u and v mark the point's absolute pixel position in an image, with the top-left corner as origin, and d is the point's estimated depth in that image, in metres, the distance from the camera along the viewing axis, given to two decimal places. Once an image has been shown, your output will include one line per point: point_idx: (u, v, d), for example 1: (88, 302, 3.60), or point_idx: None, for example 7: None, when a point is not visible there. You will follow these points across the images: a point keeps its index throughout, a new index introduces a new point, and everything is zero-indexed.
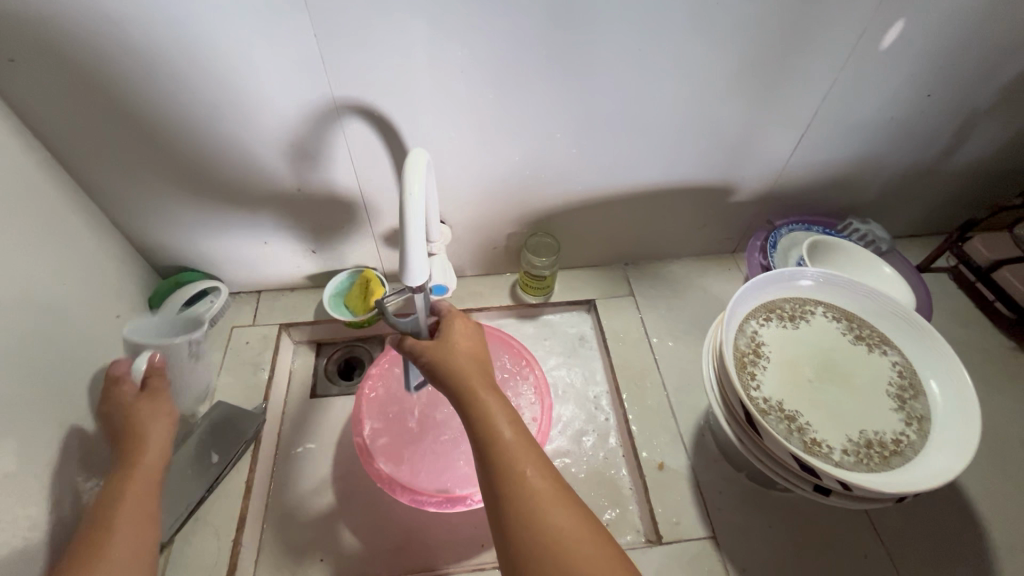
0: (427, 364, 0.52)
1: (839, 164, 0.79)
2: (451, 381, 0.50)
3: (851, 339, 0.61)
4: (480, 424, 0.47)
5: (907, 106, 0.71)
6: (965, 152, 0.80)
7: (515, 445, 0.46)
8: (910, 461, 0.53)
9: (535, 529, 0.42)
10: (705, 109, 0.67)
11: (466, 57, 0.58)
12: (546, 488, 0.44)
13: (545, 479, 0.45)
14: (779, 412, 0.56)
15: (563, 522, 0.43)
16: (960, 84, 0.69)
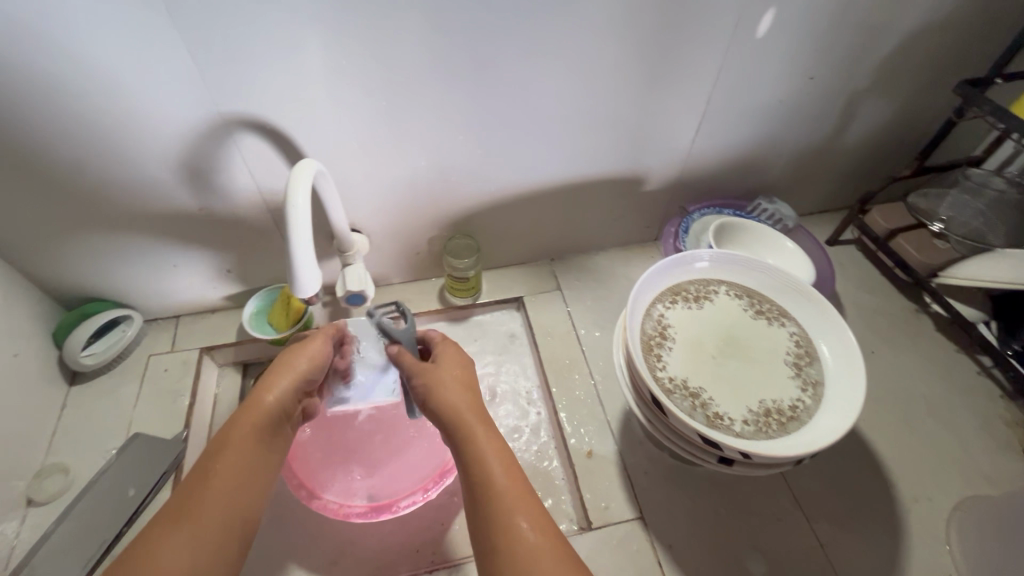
0: (421, 388, 0.55)
1: (740, 148, 0.83)
2: (443, 409, 0.53)
3: (751, 314, 0.64)
4: (472, 462, 0.48)
5: (793, 89, 0.75)
6: (854, 130, 0.85)
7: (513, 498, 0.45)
8: (805, 425, 0.55)
9: None
10: (602, 104, 0.69)
11: (353, 65, 0.58)
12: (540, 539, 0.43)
13: (539, 531, 0.43)
14: (684, 390, 0.58)
15: None
16: (839, 66, 0.74)
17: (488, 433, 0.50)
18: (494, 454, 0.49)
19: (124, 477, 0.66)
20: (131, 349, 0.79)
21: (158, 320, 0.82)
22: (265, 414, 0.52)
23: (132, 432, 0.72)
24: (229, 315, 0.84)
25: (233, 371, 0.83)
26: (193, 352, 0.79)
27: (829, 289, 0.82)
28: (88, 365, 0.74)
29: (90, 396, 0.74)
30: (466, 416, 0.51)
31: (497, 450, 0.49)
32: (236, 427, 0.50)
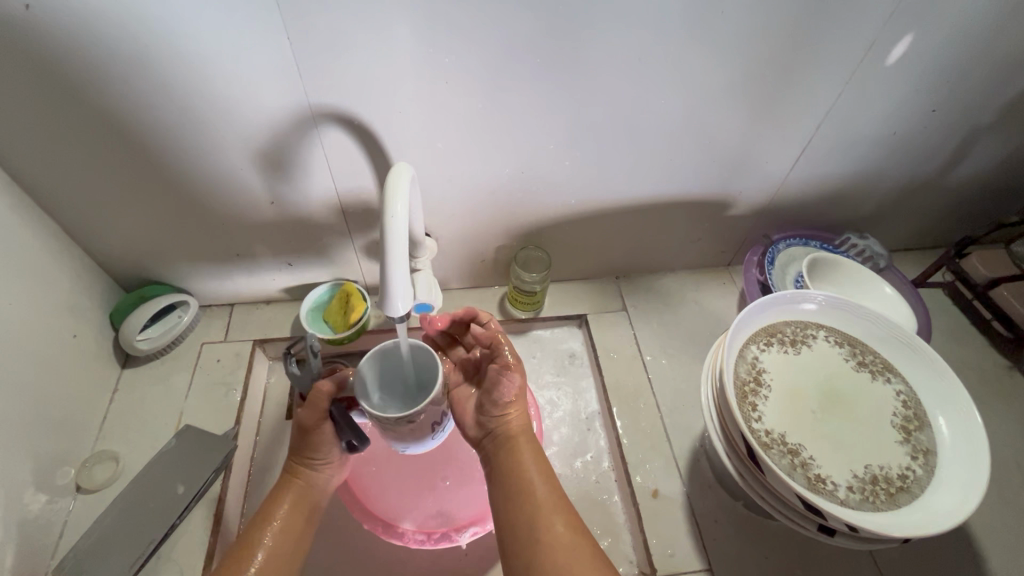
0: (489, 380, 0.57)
1: (839, 179, 0.77)
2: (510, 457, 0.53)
3: (853, 366, 0.59)
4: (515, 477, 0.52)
5: (911, 121, 0.69)
6: (965, 168, 0.78)
7: (547, 500, 0.50)
8: (917, 498, 0.50)
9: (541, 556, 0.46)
10: (705, 121, 0.64)
11: (452, 65, 0.54)
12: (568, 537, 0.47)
13: (568, 527, 0.47)
14: (781, 446, 0.53)
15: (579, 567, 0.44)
16: (967, 99, 0.67)
17: (540, 464, 0.53)
18: (534, 466, 0.52)
19: (173, 472, 0.64)
20: (185, 336, 0.77)
21: (213, 307, 0.80)
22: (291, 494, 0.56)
23: (182, 424, 0.69)
24: (284, 307, 0.81)
25: (284, 366, 0.81)
26: (246, 344, 0.77)
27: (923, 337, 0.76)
28: (144, 350, 0.72)
29: (143, 381, 0.73)
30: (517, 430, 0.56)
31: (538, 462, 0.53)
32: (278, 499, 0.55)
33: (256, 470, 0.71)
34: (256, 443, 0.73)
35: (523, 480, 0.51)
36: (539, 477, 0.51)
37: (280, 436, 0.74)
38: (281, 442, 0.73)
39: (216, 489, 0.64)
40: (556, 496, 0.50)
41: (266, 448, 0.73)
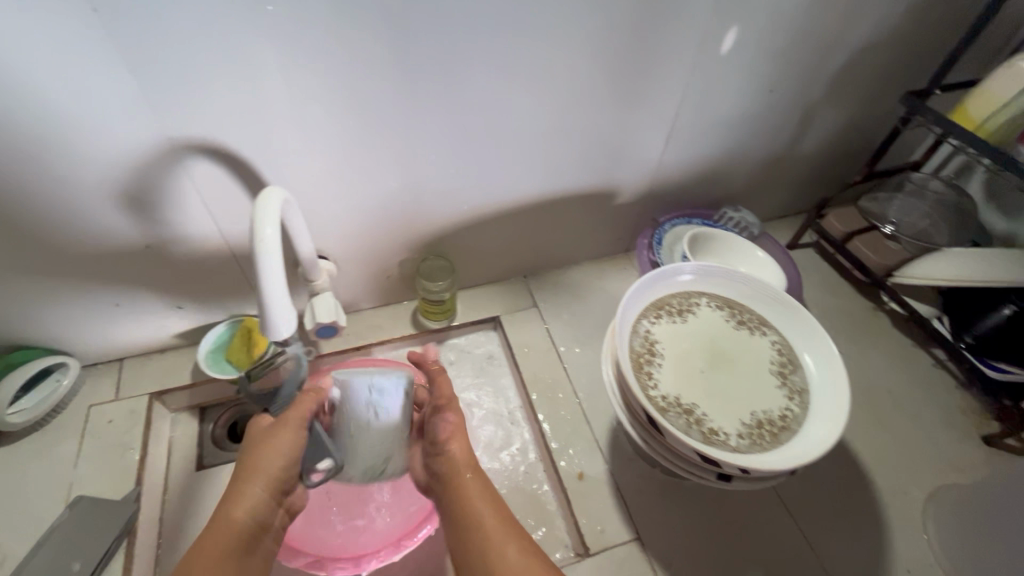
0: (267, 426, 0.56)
1: (707, 159, 0.84)
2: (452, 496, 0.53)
3: (734, 325, 0.64)
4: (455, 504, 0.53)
5: (754, 101, 0.77)
6: (810, 139, 0.88)
7: (474, 494, 0.52)
8: (796, 433, 0.56)
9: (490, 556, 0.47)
10: (574, 118, 0.69)
11: (317, 86, 0.54)
12: (498, 530, 0.49)
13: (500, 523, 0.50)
14: (677, 408, 0.57)
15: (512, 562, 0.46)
16: (796, 78, 0.76)
17: (476, 479, 0.54)
18: (482, 501, 0.52)
19: (67, 548, 0.59)
20: (68, 400, 0.70)
21: (99, 365, 0.74)
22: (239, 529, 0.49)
23: (74, 496, 0.64)
24: (181, 354, 0.77)
25: (189, 416, 0.76)
26: (142, 399, 0.72)
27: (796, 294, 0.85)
28: (18, 423, 0.65)
29: (21, 459, 0.66)
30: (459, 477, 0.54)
31: (490, 502, 0.52)
32: (205, 546, 0.46)
33: (168, 530, 0.66)
34: (164, 503, 0.68)
35: (469, 510, 0.51)
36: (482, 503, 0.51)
37: (192, 488, 0.70)
38: (193, 495, 0.69)
39: (121, 558, 0.60)
40: (497, 510, 0.51)
41: (178, 505, 0.68)
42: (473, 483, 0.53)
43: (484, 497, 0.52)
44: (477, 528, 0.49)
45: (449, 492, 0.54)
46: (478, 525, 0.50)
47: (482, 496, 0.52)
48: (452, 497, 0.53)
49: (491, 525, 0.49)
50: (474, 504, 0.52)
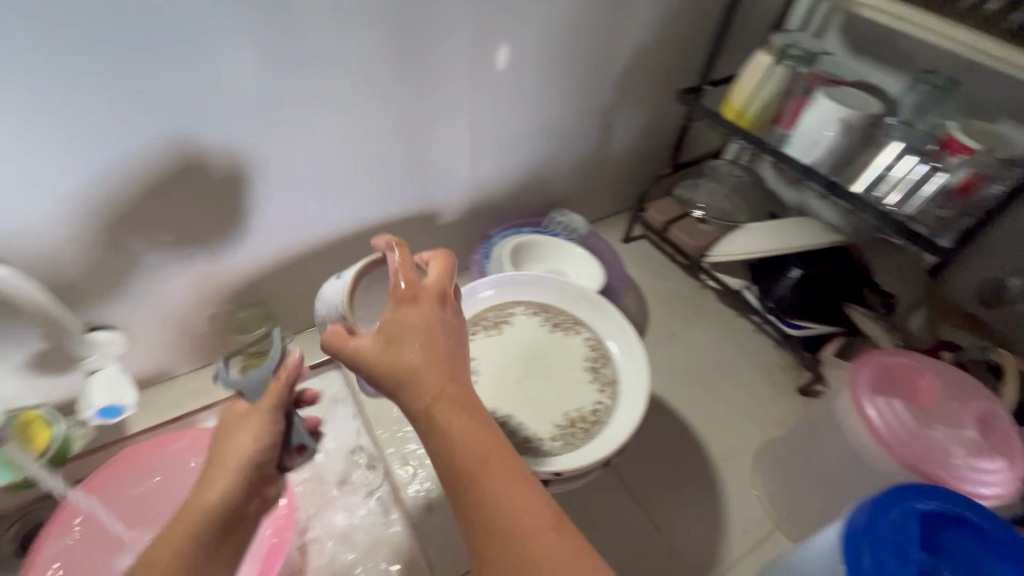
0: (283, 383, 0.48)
1: (522, 170, 0.87)
2: (440, 458, 0.40)
3: (549, 328, 0.66)
4: (443, 453, 0.39)
5: (549, 111, 0.81)
6: (617, 140, 0.94)
7: (458, 427, 0.40)
8: (608, 424, 0.58)
9: (489, 519, 0.38)
10: (365, 146, 0.67)
11: (29, 147, 0.47)
12: (500, 475, 0.39)
13: (529, 498, 0.38)
14: (492, 422, 0.57)
15: (525, 507, 0.38)
16: (582, 86, 0.81)
17: (483, 436, 0.40)
18: (460, 433, 0.40)
19: None
20: None
21: None
22: (197, 518, 0.44)
23: None
24: None
25: None
26: None
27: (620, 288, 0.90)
28: None
29: None
30: (434, 392, 0.41)
31: (498, 451, 0.40)
32: (172, 534, 0.43)
33: None
34: None
35: (485, 491, 0.38)
36: (461, 436, 0.40)
37: None
38: None
39: None
40: (479, 454, 0.39)
41: None
42: (440, 406, 0.40)
43: (486, 442, 0.40)
44: (459, 476, 0.39)
45: (431, 428, 0.40)
46: (471, 479, 0.39)
47: (485, 437, 0.40)
48: (437, 439, 0.40)
49: (493, 486, 0.39)
50: (486, 469, 0.39)
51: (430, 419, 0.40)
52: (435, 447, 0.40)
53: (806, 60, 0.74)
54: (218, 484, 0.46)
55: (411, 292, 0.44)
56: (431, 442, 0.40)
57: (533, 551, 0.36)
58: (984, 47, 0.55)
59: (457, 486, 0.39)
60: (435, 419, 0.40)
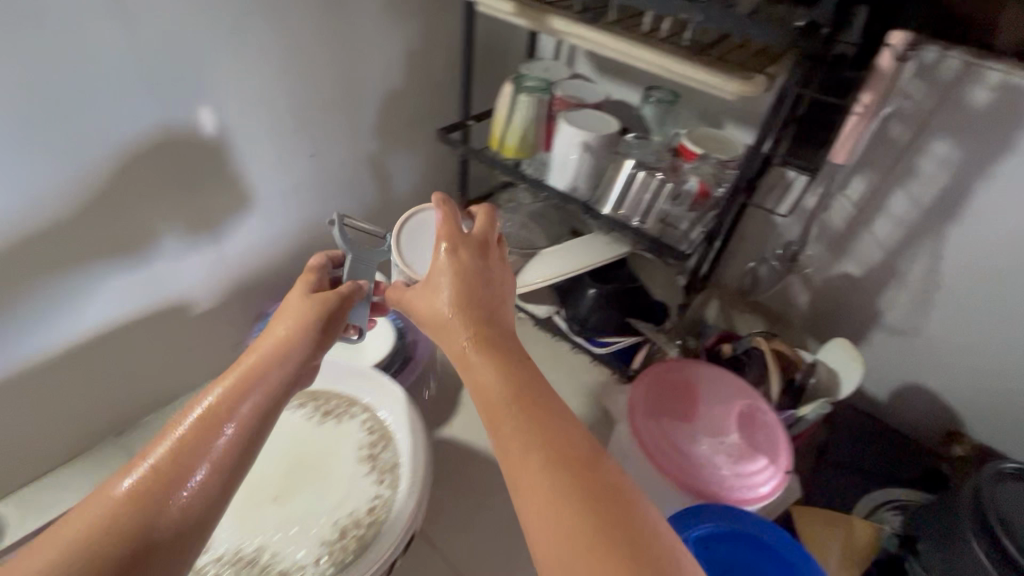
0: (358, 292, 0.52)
1: (290, 235, 0.78)
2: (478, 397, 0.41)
3: (320, 419, 0.62)
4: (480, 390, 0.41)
5: (300, 167, 0.73)
6: (399, 186, 0.89)
7: (479, 377, 0.42)
8: (385, 521, 0.53)
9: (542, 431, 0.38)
10: (41, 246, 0.54)
11: None
12: (509, 405, 0.39)
13: (530, 426, 0.38)
14: (241, 562, 0.51)
15: (541, 445, 0.37)
16: (332, 136, 0.75)
17: (488, 370, 0.42)
18: (491, 365, 0.42)
19: None
20: None
21: None
22: (233, 397, 0.41)
23: None
24: None
25: None
26: None
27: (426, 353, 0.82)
28: None
29: None
30: (486, 331, 0.45)
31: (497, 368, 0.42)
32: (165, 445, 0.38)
33: None
34: None
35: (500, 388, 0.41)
36: (490, 374, 0.41)
37: None
38: None
39: None
40: (503, 381, 0.41)
41: None
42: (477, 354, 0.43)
43: (493, 376, 0.41)
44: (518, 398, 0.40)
45: (466, 363, 0.43)
46: (518, 408, 0.39)
47: (504, 358, 0.43)
48: (476, 372, 0.42)
49: (533, 417, 0.39)
50: (498, 381, 0.41)
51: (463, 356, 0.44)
52: (472, 382, 0.42)
53: (545, 87, 0.74)
54: (264, 346, 0.45)
55: (453, 242, 0.49)
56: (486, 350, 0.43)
57: (565, 470, 0.35)
58: (683, 70, 0.55)
59: (521, 407, 0.39)
60: (473, 372, 0.43)
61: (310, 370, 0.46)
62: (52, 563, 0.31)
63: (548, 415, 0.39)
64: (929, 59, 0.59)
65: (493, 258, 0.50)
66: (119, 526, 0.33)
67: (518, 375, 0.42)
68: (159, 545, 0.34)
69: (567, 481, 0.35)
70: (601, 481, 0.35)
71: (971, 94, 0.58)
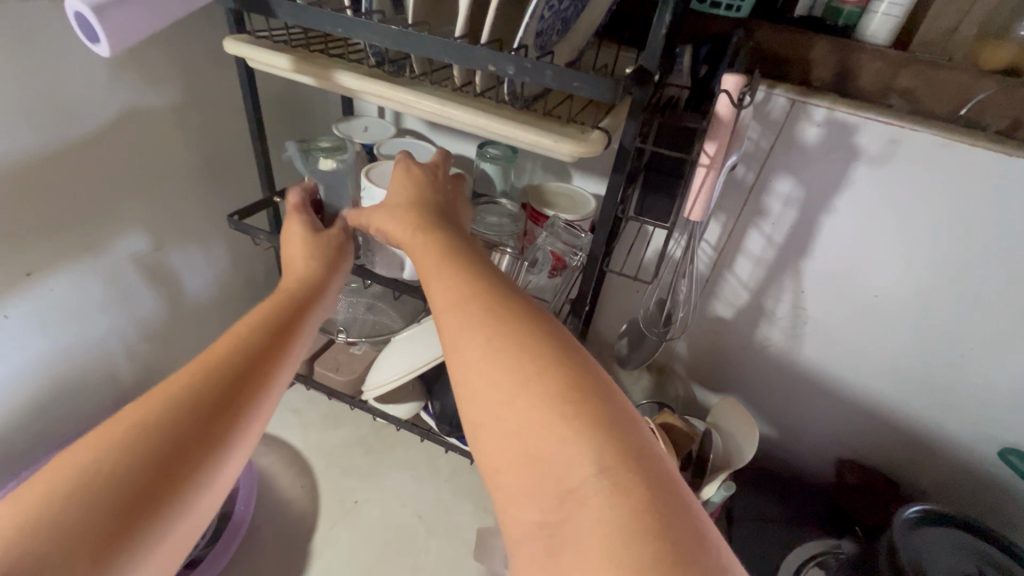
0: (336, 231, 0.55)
1: (20, 386, 0.56)
2: (427, 275, 0.37)
3: None
4: (429, 272, 0.37)
5: (12, 295, 0.52)
6: (194, 284, 0.71)
7: (427, 266, 0.38)
8: None
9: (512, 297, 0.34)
10: None
11: None
12: (479, 275, 0.35)
13: (498, 291, 0.34)
14: None
15: (509, 311, 0.32)
16: (63, 245, 0.55)
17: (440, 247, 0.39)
18: (435, 250, 0.39)
19: None
20: None
21: None
22: (239, 346, 0.38)
23: None
24: None
25: None
26: None
27: (250, 508, 0.66)
28: None
29: None
30: (438, 229, 0.41)
31: (442, 249, 0.39)
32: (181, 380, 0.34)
33: None
34: None
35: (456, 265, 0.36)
36: (440, 260, 0.37)
37: None
38: None
39: None
40: (470, 261, 0.37)
41: None
42: (428, 244, 0.40)
43: (445, 255, 0.37)
44: (486, 268, 0.36)
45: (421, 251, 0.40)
46: (483, 278, 0.35)
47: (468, 246, 0.39)
48: (426, 254, 0.39)
49: (500, 286, 0.34)
50: (448, 263, 0.37)
51: (418, 246, 0.40)
52: (421, 267, 0.38)
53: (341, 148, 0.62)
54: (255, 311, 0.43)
55: (406, 165, 0.50)
56: (440, 242, 0.39)
57: (547, 328, 0.32)
58: (489, 124, 0.45)
59: (474, 283, 0.34)
60: (420, 255, 0.40)
61: (295, 336, 0.42)
62: (69, 483, 0.28)
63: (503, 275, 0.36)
64: (760, 99, 0.56)
65: (444, 178, 0.51)
66: (197, 407, 0.33)
67: (467, 251, 0.38)
68: (179, 469, 0.31)
69: (513, 339, 0.30)
70: (546, 329, 0.31)
71: (802, 131, 0.56)
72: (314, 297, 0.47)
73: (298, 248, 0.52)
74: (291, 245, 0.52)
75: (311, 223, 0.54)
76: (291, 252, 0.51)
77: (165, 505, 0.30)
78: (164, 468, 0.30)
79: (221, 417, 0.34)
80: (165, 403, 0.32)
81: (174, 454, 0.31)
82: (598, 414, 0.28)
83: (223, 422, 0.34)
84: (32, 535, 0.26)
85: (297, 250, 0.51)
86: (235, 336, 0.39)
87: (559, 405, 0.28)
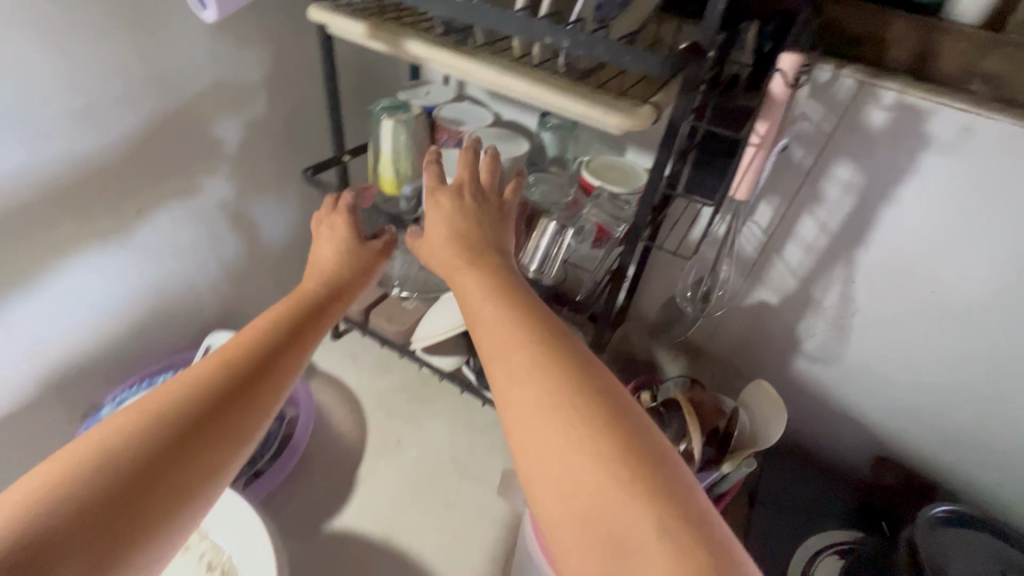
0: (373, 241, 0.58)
1: (126, 305, 0.66)
2: (474, 315, 0.39)
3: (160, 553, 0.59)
4: (476, 313, 0.39)
5: (124, 226, 0.61)
6: (269, 230, 0.79)
7: (472, 310, 0.40)
8: None
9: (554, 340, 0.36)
10: None
11: None
12: (519, 318, 0.37)
13: (536, 336, 0.36)
14: None
15: (549, 358, 0.34)
16: (165, 186, 0.63)
17: (480, 284, 0.41)
18: (475, 287, 0.41)
19: None
20: None
21: None
22: (257, 345, 0.43)
23: None
24: None
25: None
26: None
27: (307, 433, 0.74)
28: None
29: None
30: (482, 259, 0.43)
31: (479, 284, 0.41)
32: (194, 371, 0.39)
33: None
34: None
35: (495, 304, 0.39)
36: (483, 299, 0.39)
37: None
38: None
39: None
40: (506, 302, 0.39)
41: None
42: (473, 280, 0.41)
43: (489, 296, 0.40)
44: (527, 308, 0.38)
45: (463, 290, 0.42)
46: (522, 320, 0.37)
47: (503, 282, 0.41)
48: (468, 292, 0.41)
49: (539, 328, 0.36)
50: (491, 304, 0.39)
51: (461, 277, 0.43)
52: (465, 303, 0.41)
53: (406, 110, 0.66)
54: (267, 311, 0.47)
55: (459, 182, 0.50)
56: (485, 276, 0.42)
57: (589, 373, 0.34)
58: (543, 96, 0.48)
59: (514, 328, 0.36)
60: (461, 293, 0.42)
61: (309, 333, 0.47)
62: (106, 440, 0.33)
63: (541, 318, 0.37)
64: (825, 79, 0.55)
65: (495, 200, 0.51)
66: (210, 392, 0.38)
67: (499, 292, 0.40)
68: (203, 434, 0.36)
69: (554, 398, 0.32)
70: (584, 382, 0.33)
71: (867, 115, 0.55)
72: (349, 288, 0.54)
73: (328, 254, 0.55)
74: (324, 247, 0.56)
75: (351, 232, 0.57)
76: (324, 256, 0.55)
77: (189, 474, 0.35)
78: (196, 426, 0.36)
79: (232, 404, 0.39)
80: (181, 388, 0.38)
81: (199, 424, 0.36)
82: (644, 468, 0.30)
83: (238, 408, 0.39)
84: (78, 474, 0.31)
85: (325, 255, 0.55)
86: (250, 331, 0.44)
87: (603, 461, 0.30)
